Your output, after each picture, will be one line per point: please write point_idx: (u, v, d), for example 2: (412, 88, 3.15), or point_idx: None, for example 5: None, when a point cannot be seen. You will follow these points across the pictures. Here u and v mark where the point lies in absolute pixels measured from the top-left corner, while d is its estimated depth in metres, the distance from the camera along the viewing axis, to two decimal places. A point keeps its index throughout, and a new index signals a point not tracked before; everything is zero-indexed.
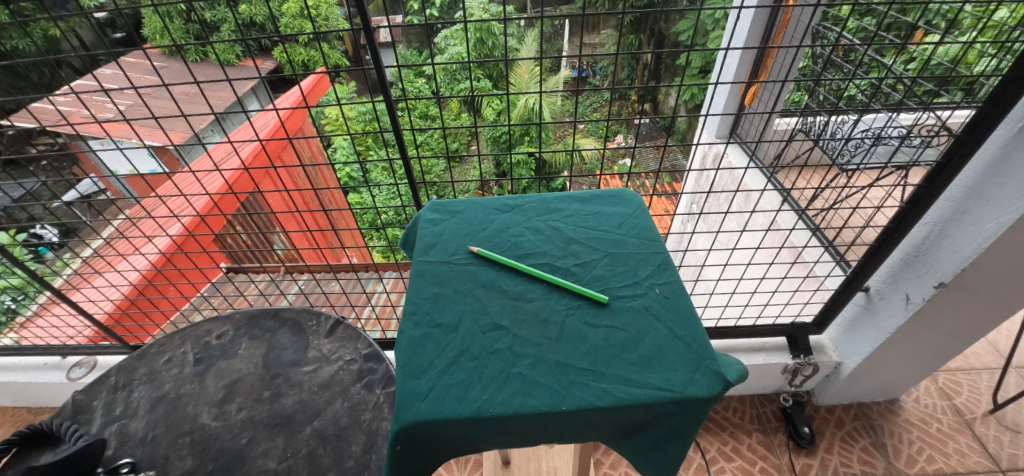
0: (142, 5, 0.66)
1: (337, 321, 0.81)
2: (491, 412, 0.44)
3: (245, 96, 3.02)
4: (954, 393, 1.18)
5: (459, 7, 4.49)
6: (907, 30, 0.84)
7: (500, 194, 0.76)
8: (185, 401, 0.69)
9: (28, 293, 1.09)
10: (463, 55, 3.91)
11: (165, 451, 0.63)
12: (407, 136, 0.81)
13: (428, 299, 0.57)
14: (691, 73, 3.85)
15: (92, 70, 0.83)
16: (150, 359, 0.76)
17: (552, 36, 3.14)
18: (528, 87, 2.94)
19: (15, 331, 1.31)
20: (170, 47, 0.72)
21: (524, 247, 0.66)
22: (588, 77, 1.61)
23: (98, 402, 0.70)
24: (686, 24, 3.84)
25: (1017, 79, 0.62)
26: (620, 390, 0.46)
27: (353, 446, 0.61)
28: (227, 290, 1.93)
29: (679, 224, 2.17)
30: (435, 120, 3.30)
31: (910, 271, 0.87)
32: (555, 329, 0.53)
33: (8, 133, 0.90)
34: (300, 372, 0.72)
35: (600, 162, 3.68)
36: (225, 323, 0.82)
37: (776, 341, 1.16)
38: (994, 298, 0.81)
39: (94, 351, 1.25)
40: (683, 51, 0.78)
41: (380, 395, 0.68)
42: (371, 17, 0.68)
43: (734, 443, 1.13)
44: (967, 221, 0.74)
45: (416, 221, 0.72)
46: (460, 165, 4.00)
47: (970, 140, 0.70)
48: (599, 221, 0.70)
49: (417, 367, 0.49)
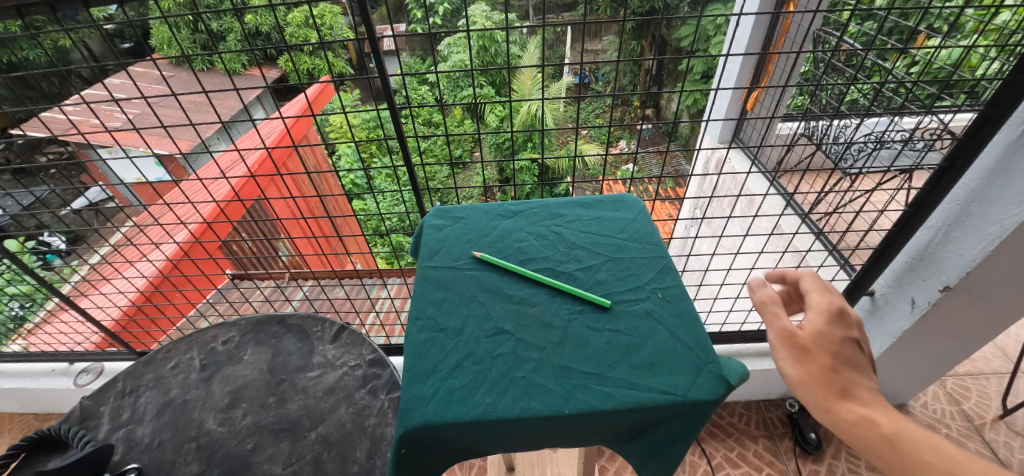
0: (152, 16, 0.67)
1: (341, 327, 0.81)
2: (495, 415, 0.44)
3: (250, 104, 3.06)
4: (962, 398, 1.17)
5: (461, 14, 4.54)
6: (908, 35, 0.84)
7: (503, 200, 0.77)
8: (191, 407, 0.70)
9: (37, 299, 1.11)
10: (466, 63, 3.96)
11: (171, 456, 0.63)
12: (412, 144, 0.81)
13: (433, 304, 0.58)
14: (693, 79, 3.86)
15: (101, 81, 0.83)
16: (157, 365, 0.77)
17: (553, 43, 3.17)
18: (530, 94, 2.96)
19: (23, 338, 1.32)
20: (178, 58, 0.72)
21: (527, 253, 0.66)
22: (590, 83, 1.61)
23: (105, 407, 0.70)
24: (685, 31, 3.86)
25: (1017, 83, 0.63)
26: (624, 393, 0.46)
27: (358, 451, 0.62)
28: (232, 296, 1.94)
29: (683, 229, 2.17)
30: (438, 128, 3.33)
31: (914, 276, 0.86)
32: (558, 333, 0.53)
33: (17, 143, 0.91)
34: (305, 377, 0.73)
35: (603, 168, 3.70)
36: (231, 329, 0.83)
37: None
38: (1001, 302, 0.80)
39: (101, 357, 1.26)
40: (685, 57, 0.78)
41: (384, 400, 0.68)
42: (375, 25, 0.68)
43: (740, 449, 1.12)
44: (971, 224, 0.74)
45: (421, 228, 0.72)
46: (463, 172, 4.03)
47: (973, 142, 0.70)
48: (601, 226, 0.70)
49: (421, 371, 0.49)
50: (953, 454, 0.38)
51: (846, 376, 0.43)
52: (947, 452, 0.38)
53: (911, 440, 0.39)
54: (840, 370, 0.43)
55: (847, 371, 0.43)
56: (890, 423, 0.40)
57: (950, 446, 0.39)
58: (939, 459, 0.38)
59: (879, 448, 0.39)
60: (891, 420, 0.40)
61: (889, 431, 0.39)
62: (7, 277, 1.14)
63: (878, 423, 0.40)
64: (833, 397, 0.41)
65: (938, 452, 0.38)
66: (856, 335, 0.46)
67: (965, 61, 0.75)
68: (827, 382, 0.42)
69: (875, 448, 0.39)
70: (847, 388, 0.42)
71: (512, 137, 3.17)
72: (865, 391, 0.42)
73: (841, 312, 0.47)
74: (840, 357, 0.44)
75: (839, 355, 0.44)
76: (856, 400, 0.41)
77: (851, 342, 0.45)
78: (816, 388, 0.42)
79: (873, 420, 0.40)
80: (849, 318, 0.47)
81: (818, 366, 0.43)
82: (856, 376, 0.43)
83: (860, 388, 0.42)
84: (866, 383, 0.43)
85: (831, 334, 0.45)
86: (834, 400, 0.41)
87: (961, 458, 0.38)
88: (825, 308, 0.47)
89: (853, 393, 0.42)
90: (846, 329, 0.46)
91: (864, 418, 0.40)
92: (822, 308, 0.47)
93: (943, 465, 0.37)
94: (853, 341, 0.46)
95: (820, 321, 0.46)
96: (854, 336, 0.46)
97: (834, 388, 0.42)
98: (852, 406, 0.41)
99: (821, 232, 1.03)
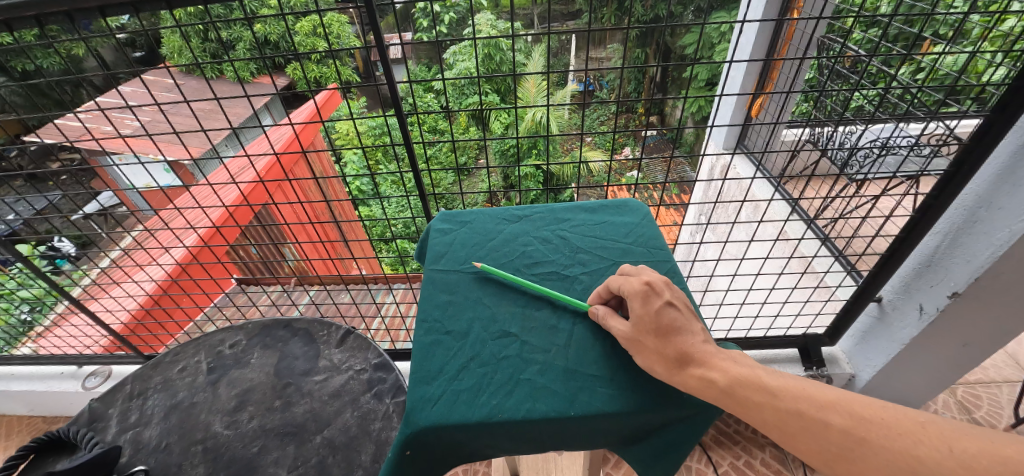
0: (165, 25, 0.68)
1: (347, 331, 0.82)
2: (501, 417, 0.44)
3: (260, 111, 3.11)
4: (974, 407, 1.15)
5: (466, 23, 4.61)
6: (914, 41, 0.84)
7: (509, 205, 0.77)
8: (198, 410, 0.70)
9: (48, 302, 1.13)
10: (471, 71, 4.01)
11: (178, 459, 0.64)
12: (418, 150, 0.82)
13: (439, 307, 0.58)
14: (698, 86, 3.88)
15: (113, 89, 0.84)
16: (165, 368, 0.78)
17: (558, 51, 3.20)
18: (535, 101, 2.98)
19: (32, 341, 1.35)
20: (189, 66, 0.72)
21: (532, 257, 0.67)
22: (594, 90, 1.46)
23: (114, 410, 0.71)
24: (688, 39, 3.90)
25: (1022, 88, 0.63)
26: (629, 395, 0.46)
27: (363, 455, 0.62)
28: (239, 300, 1.96)
29: (688, 235, 2.17)
30: (444, 135, 3.37)
31: (922, 281, 0.86)
32: (564, 336, 0.54)
33: (31, 149, 0.92)
34: (311, 381, 0.73)
35: (607, 174, 3.70)
36: (238, 333, 0.84)
37: (788, 353, 1.18)
38: (1009, 311, 0.79)
39: (110, 360, 1.28)
40: (690, 64, 0.78)
41: (389, 404, 0.69)
42: (383, 35, 0.68)
43: (746, 458, 1.10)
44: (979, 229, 0.73)
45: (427, 231, 0.73)
46: (468, 178, 4.06)
47: (980, 147, 0.70)
48: (605, 231, 0.71)
49: (428, 373, 0.49)
50: (773, 386, 0.41)
51: (676, 344, 0.44)
52: (772, 387, 0.41)
53: (747, 384, 0.40)
54: (666, 343, 0.44)
55: (673, 340, 0.44)
56: (726, 376, 0.41)
57: (773, 378, 0.42)
58: (768, 396, 0.40)
59: (723, 402, 0.40)
60: (724, 372, 0.41)
61: (728, 383, 0.40)
62: (20, 281, 1.16)
63: (715, 379, 0.41)
64: (674, 371, 0.42)
65: (763, 388, 0.41)
66: (668, 298, 0.47)
67: (970, 67, 0.74)
68: (664, 359, 0.43)
69: (723, 403, 0.40)
70: (682, 359, 0.43)
71: (517, 144, 3.20)
72: (700, 350, 0.43)
73: (644, 284, 0.48)
74: (666, 331, 0.45)
75: (662, 330, 0.45)
76: (697, 363, 0.43)
77: (667, 309, 0.46)
78: (657, 368, 0.43)
79: (710, 378, 0.41)
80: (658, 287, 0.48)
81: (649, 352, 0.44)
82: (686, 339, 0.45)
83: (695, 351, 0.43)
84: (699, 340, 0.45)
85: (645, 313, 0.46)
86: (676, 372, 0.42)
87: (782, 389, 0.41)
88: (631, 292, 0.48)
89: (691, 357, 0.43)
90: (657, 299, 0.47)
91: (703, 380, 0.41)
92: (631, 291, 0.48)
93: (772, 401, 0.40)
94: (667, 305, 0.46)
95: (634, 304, 0.47)
96: (666, 300, 0.47)
97: (670, 364, 0.43)
98: (693, 371, 0.42)
99: (828, 238, 1.02)
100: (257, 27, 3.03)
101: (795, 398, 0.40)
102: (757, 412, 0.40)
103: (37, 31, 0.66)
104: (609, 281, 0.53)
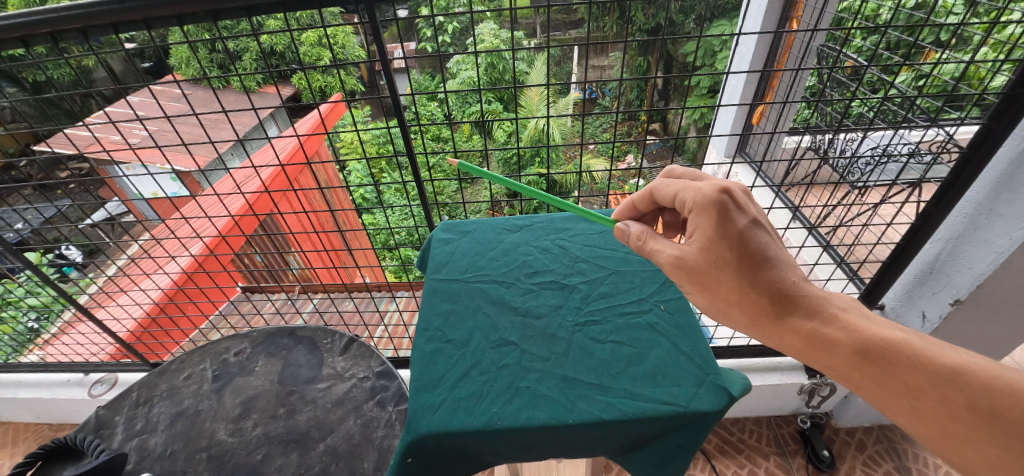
0: (176, 38, 0.69)
1: (350, 339, 0.83)
2: (501, 425, 0.45)
3: (266, 121, 3.16)
4: None
5: (469, 33, 4.70)
6: (912, 49, 0.83)
7: (510, 214, 0.78)
8: (203, 418, 0.71)
9: (53, 311, 1.14)
10: (474, 80, 4.06)
11: (183, 466, 0.64)
12: (421, 159, 0.83)
13: (440, 315, 0.59)
14: (701, 94, 3.91)
15: (123, 99, 0.86)
16: (171, 375, 0.79)
17: (559, 60, 3.25)
18: (538, 109, 3.01)
19: (38, 349, 1.35)
20: (197, 79, 0.74)
21: (532, 266, 0.67)
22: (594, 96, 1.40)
23: (120, 417, 0.72)
24: (690, 46, 3.92)
25: (1018, 95, 0.64)
26: (626, 403, 0.46)
27: (365, 463, 0.62)
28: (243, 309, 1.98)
29: None
30: (447, 143, 3.41)
31: (924, 289, 0.86)
32: (562, 344, 0.54)
33: (39, 159, 0.92)
34: (314, 389, 0.74)
35: (610, 182, 3.73)
36: (243, 341, 0.85)
37: (790, 360, 1.14)
38: (1011, 316, 0.79)
39: (116, 367, 1.28)
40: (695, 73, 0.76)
41: (393, 412, 0.69)
42: (388, 47, 0.70)
43: (750, 466, 1.09)
44: (980, 237, 0.73)
45: (428, 241, 0.74)
46: (471, 186, 4.10)
47: (977, 155, 0.71)
48: (605, 240, 0.72)
49: (429, 381, 0.50)
50: (948, 365, 0.38)
51: (764, 278, 0.44)
52: (946, 367, 0.37)
53: (898, 356, 0.39)
54: (754, 275, 0.44)
55: (761, 272, 0.44)
56: (854, 338, 0.41)
57: (944, 355, 0.38)
58: (938, 380, 0.37)
59: (849, 370, 0.40)
60: (851, 332, 0.41)
61: (858, 346, 0.40)
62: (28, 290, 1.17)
63: (840, 341, 0.41)
64: (771, 322, 0.44)
65: (931, 366, 0.38)
66: (751, 217, 0.47)
67: (969, 75, 0.73)
68: (754, 304, 0.44)
69: (847, 370, 0.40)
70: (775, 296, 0.44)
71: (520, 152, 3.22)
72: (792, 287, 0.44)
73: (725, 198, 0.47)
74: (750, 256, 0.45)
75: (747, 255, 0.45)
76: (798, 314, 0.43)
77: (751, 229, 0.46)
78: (739, 315, 0.45)
79: (832, 339, 0.41)
80: (737, 198, 0.48)
81: (730, 290, 0.45)
82: (774, 272, 0.45)
83: (787, 285, 0.44)
84: (792, 277, 0.45)
85: (728, 234, 0.45)
86: (779, 325, 0.43)
87: (962, 373, 0.37)
88: (709, 203, 0.47)
89: (792, 306, 0.43)
90: (740, 218, 0.46)
91: (810, 335, 0.42)
92: (706, 206, 0.47)
93: (939, 386, 0.37)
94: (750, 226, 0.46)
95: (710, 224, 0.46)
96: (750, 219, 0.46)
97: (762, 310, 0.44)
98: (798, 324, 0.43)
99: (828, 245, 1.02)
100: (263, 39, 3.08)
101: (981, 389, 0.36)
102: (912, 397, 0.38)
103: (53, 46, 0.68)
104: (668, 191, 0.53)
